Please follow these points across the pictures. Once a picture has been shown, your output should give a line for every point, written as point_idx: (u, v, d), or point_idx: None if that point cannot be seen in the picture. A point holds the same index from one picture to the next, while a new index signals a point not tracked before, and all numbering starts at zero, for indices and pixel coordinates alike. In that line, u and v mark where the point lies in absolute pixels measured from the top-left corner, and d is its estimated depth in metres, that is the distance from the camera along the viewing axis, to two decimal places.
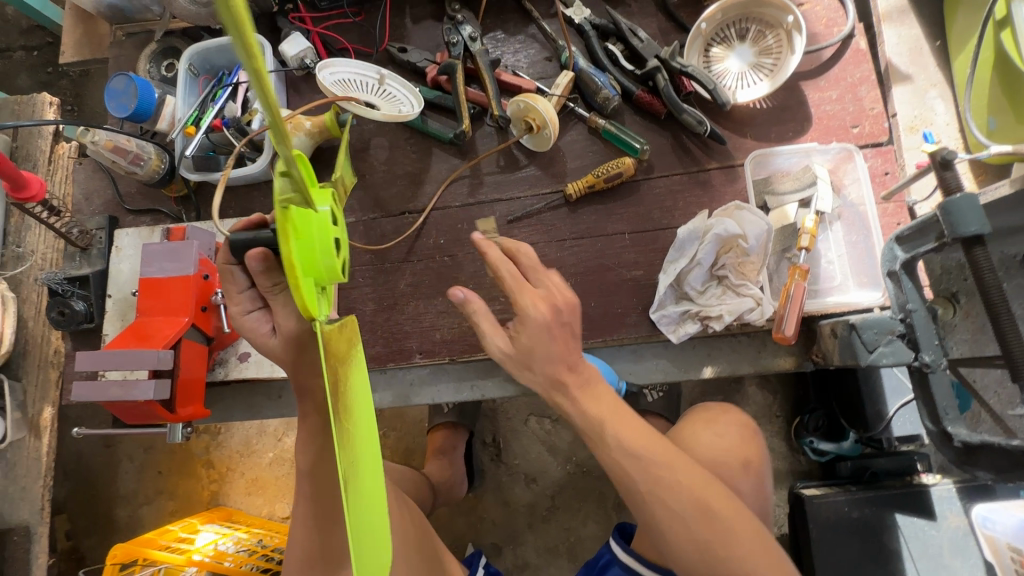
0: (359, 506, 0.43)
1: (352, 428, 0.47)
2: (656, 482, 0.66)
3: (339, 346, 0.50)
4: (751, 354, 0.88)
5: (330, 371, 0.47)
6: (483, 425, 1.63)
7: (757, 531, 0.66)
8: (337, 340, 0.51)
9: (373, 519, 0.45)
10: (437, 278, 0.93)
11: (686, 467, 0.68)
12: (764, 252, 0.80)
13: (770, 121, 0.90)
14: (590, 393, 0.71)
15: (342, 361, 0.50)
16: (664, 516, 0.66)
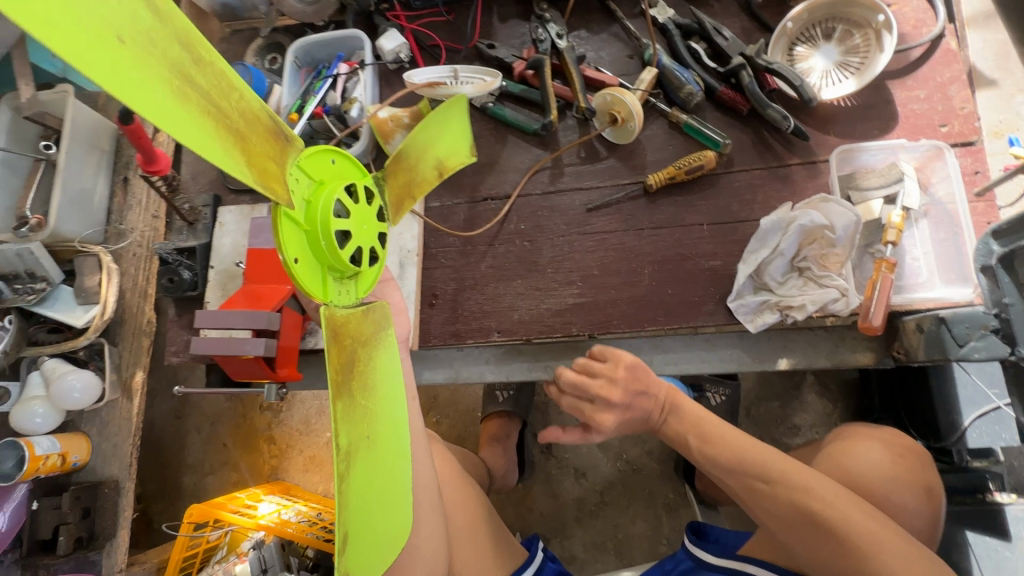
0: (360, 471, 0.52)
1: (366, 404, 0.55)
2: (764, 476, 0.74)
3: (358, 331, 0.58)
4: (828, 347, 0.89)
5: (341, 354, 0.55)
6: (534, 418, 1.66)
7: (886, 527, 0.68)
8: (358, 322, 0.58)
9: (377, 482, 0.53)
10: (517, 262, 0.98)
11: (793, 465, 0.74)
12: (851, 243, 0.80)
13: (856, 119, 0.91)
14: (687, 410, 0.84)
15: (363, 345, 0.58)
16: (767, 512, 0.74)
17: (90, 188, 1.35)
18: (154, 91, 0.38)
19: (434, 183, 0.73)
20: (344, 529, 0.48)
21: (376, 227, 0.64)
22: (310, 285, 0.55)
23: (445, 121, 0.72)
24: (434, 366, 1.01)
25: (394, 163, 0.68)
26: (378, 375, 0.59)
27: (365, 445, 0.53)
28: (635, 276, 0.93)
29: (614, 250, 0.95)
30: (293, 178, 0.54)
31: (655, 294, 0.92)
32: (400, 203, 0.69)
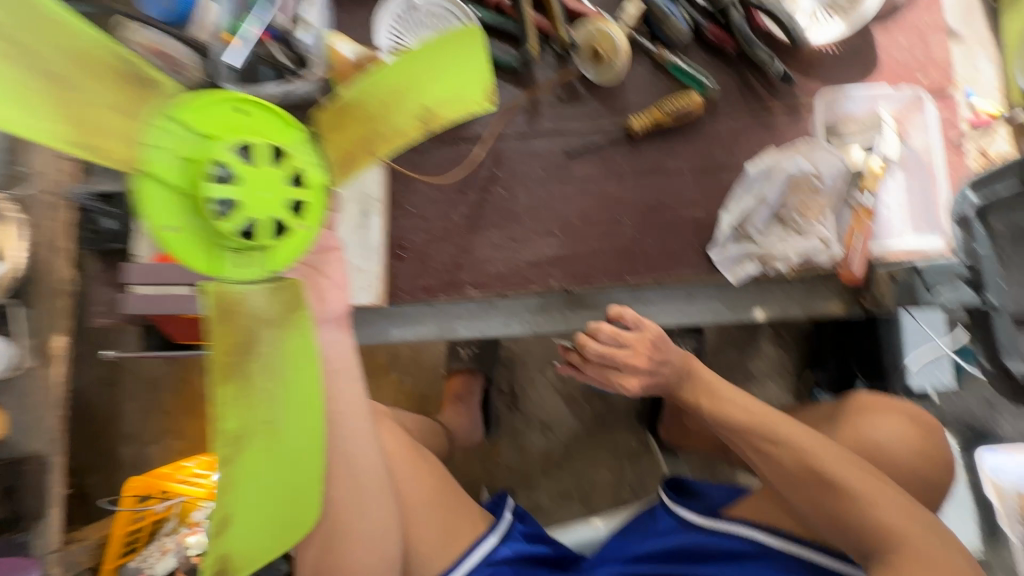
0: (269, 474, 0.51)
1: (267, 392, 0.51)
2: (775, 437, 0.80)
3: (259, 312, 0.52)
4: (803, 297, 0.89)
5: (237, 338, 0.51)
6: (500, 374, 1.64)
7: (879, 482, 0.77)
8: (261, 301, 0.53)
9: (275, 473, 0.52)
10: (493, 212, 0.91)
11: (802, 432, 0.80)
12: (835, 192, 0.81)
13: (840, 64, 0.89)
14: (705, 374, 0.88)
15: (272, 330, 0.53)
16: (774, 471, 0.80)
17: None
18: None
19: (412, 137, 0.55)
20: (224, 516, 0.49)
21: (292, 191, 0.52)
22: (189, 257, 0.49)
23: (437, 63, 0.55)
24: (403, 323, 0.95)
25: (338, 112, 0.56)
26: (289, 361, 0.53)
27: (260, 436, 0.51)
28: (617, 226, 0.89)
29: (595, 198, 0.90)
30: (161, 135, 0.48)
31: (636, 245, 0.88)
32: (352, 160, 0.57)
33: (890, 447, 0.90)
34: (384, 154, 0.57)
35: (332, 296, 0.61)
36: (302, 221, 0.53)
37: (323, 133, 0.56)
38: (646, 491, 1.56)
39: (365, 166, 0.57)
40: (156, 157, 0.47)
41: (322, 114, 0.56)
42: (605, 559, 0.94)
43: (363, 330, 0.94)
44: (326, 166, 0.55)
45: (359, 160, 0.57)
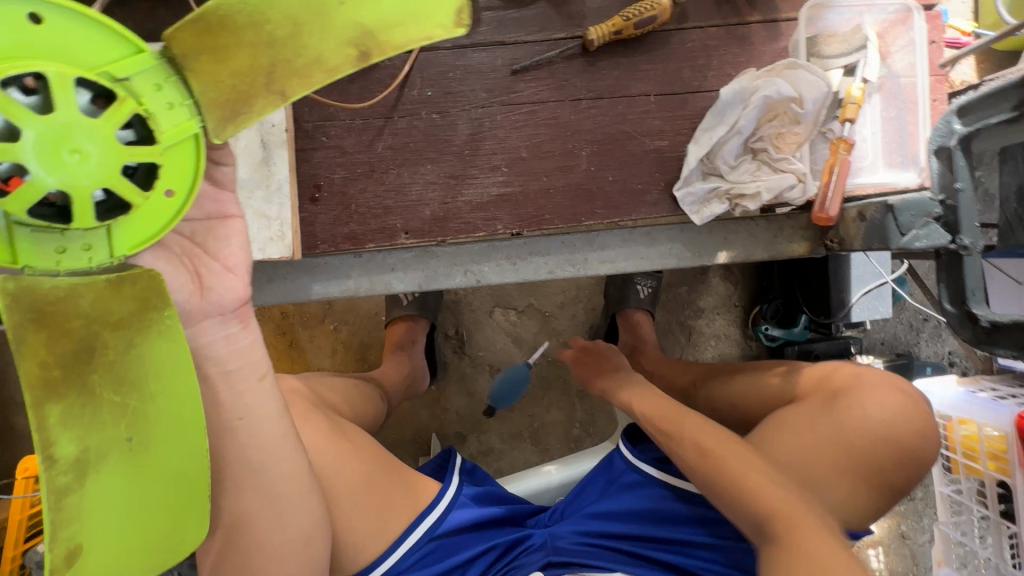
0: (99, 518, 0.40)
1: (125, 404, 0.41)
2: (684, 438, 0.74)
3: (93, 307, 0.39)
4: (767, 238, 0.83)
5: (66, 345, 0.39)
6: (445, 318, 1.55)
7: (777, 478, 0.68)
8: (99, 295, 0.40)
9: (137, 490, 0.42)
10: (427, 142, 0.76)
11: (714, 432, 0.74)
12: (815, 121, 0.70)
13: None
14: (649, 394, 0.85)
15: (107, 330, 0.40)
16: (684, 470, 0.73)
17: None
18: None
19: (345, 71, 0.42)
20: (71, 544, 0.39)
21: (126, 152, 0.38)
22: None
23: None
24: (326, 277, 0.81)
25: (211, 27, 0.40)
26: (153, 369, 0.42)
27: (117, 451, 0.41)
28: (572, 161, 0.77)
29: (546, 126, 0.77)
30: None
31: (593, 182, 0.77)
32: (243, 99, 0.42)
33: (883, 426, 0.80)
34: (293, 95, 0.42)
35: (220, 281, 0.51)
36: (150, 189, 0.41)
37: (190, 60, 0.40)
38: (596, 428, 1.57)
39: (263, 109, 0.42)
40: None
41: (181, 31, 0.39)
42: (561, 515, 0.90)
43: (279, 287, 0.80)
44: (193, 107, 0.41)
45: (255, 102, 0.42)
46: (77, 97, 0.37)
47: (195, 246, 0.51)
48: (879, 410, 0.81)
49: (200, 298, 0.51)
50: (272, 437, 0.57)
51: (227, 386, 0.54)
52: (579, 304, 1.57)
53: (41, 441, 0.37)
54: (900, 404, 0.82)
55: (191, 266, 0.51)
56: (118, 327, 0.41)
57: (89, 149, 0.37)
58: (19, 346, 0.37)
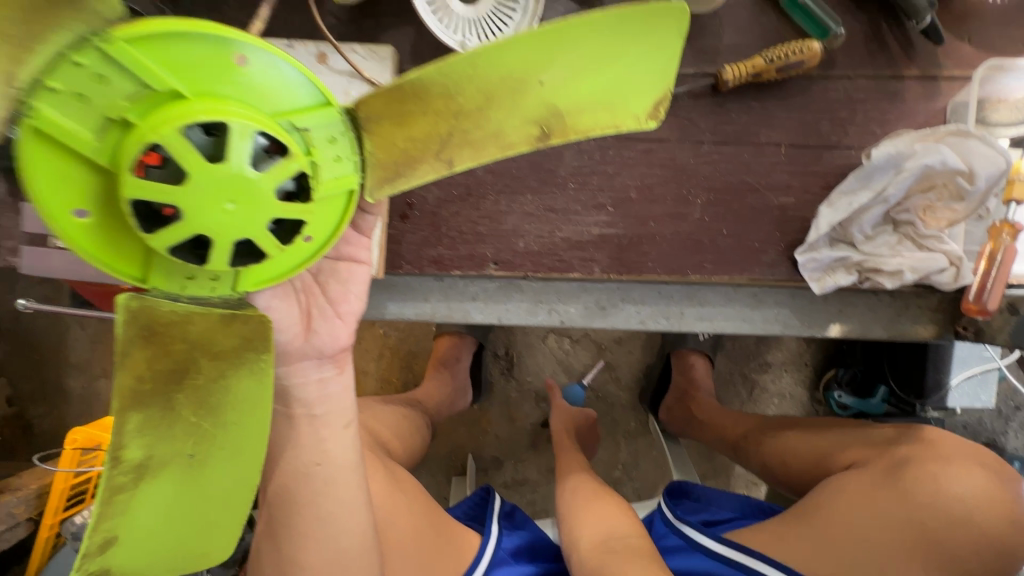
0: (146, 517, 0.42)
1: (203, 425, 0.43)
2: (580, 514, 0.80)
3: (189, 333, 0.41)
4: (888, 316, 0.74)
5: (165, 363, 0.41)
6: (496, 338, 1.50)
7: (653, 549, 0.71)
8: (209, 327, 0.41)
9: (185, 499, 0.44)
10: (529, 170, 0.71)
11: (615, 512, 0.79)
12: (981, 200, 0.61)
13: (1002, 23, 0.68)
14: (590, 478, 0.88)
15: (207, 355, 0.42)
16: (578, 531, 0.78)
17: None
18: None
19: (522, 147, 0.42)
20: (103, 542, 0.41)
21: (278, 208, 0.38)
22: (114, 251, 0.38)
23: (592, 58, 0.40)
24: (403, 298, 0.76)
25: (400, 95, 0.40)
26: (238, 403, 0.44)
27: (179, 464, 0.43)
28: (685, 207, 0.71)
29: (661, 168, 0.70)
30: (95, 80, 0.33)
31: (706, 234, 0.71)
32: (410, 162, 0.43)
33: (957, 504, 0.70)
34: (462, 163, 0.42)
35: (327, 325, 0.51)
36: (290, 241, 0.41)
37: (371, 122, 0.41)
38: (639, 473, 1.49)
39: (429, 171, 0.43)
40: (72, 117, 0.34)
41: (373, 98, 0.40)
42: None
43: None
44: (358, 162, 0.43)
45: (424, 164, 0.43)
46: (251, 145, 0.36)
47: (312, 284, 0.51)
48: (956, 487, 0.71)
49: (303, 339, 0.50)
50: (347, 490, 0.55)
51: (310, 429, 0.53)
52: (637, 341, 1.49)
53: (115, 442, 0.39)
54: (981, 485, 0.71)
55: (304, 304, 0.50)
56: (215, 357, 0.42)
57: (250, 204, 0.37)
58: (123, 360, 0.39)
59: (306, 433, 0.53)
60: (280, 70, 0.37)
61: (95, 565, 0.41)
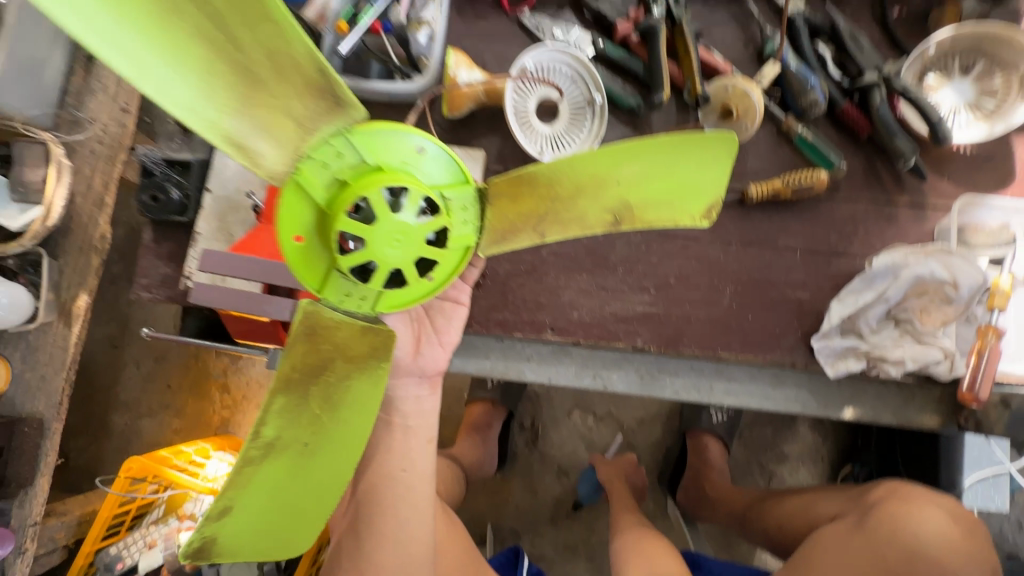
0: (260, 489, 0.51)
1: (322, 418, 0.54)
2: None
3: (333, 340, 0.53)
4: (896, 403, 0.84)
5: (310, 360, 0.52)
6: (523, 409, 1.57)
7: None
8: (350, 335, 0.53)
9: (290, 480, 0.53)
10: (585, 255, 0.85)
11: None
12: (967, 305, 0.74)
13: (974, 168, 0.84)
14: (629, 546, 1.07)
15: (344, 359, 0.54)
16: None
17: (42, 59, 1.13)
18: (153, 59, 0.39)
19: (598, 229, 0.55)
20: (226, 506, 0.50)
21: (426, 250, 0.51)
22: (304, 269, 0.51)
23: (663, 169, 0.52)
24: (468, 354, 0.88)
25: (517, 183, 0.53)
26: (353, 402, 0.55)
27: (297, 450, 0.53)
28: (715, 295, 0.84)
29: (695, 261, 0.84)
30: (334, 150, 0.48)
31: (733, 319, 0.83)
32: (513, 231, 0.56)
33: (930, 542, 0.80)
34: (551, 236, 0.56)
35: (431, 350, 0.63)
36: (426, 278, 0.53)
37: (493, 197, 0.54)
38: None
39: (526, 238, 0.56)
40: (314, 172, 0.49)
41: (500, 182, 0.53)
42: None
43: None
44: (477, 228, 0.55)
45: (523, 233, 0.56)
46: (421, 205, 0.49)
47: (424, 316, 0.64)
48: (929, 528, 0.81)
49: (413, 356, 0.62)
50: (420, 496, 0.64)
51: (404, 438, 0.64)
52: (658, 422, 1.55)
53: (260, 419, 0.50)
54: (947, 525, 0.82)
55: (416, 331, 0.63)
56: (348, 361, 0.54)
57: (409, 246, 0.49)
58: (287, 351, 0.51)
59: (397, 440, 0.64)
60: (453, 158, 0.51)
61: (211, 527, 0.49)
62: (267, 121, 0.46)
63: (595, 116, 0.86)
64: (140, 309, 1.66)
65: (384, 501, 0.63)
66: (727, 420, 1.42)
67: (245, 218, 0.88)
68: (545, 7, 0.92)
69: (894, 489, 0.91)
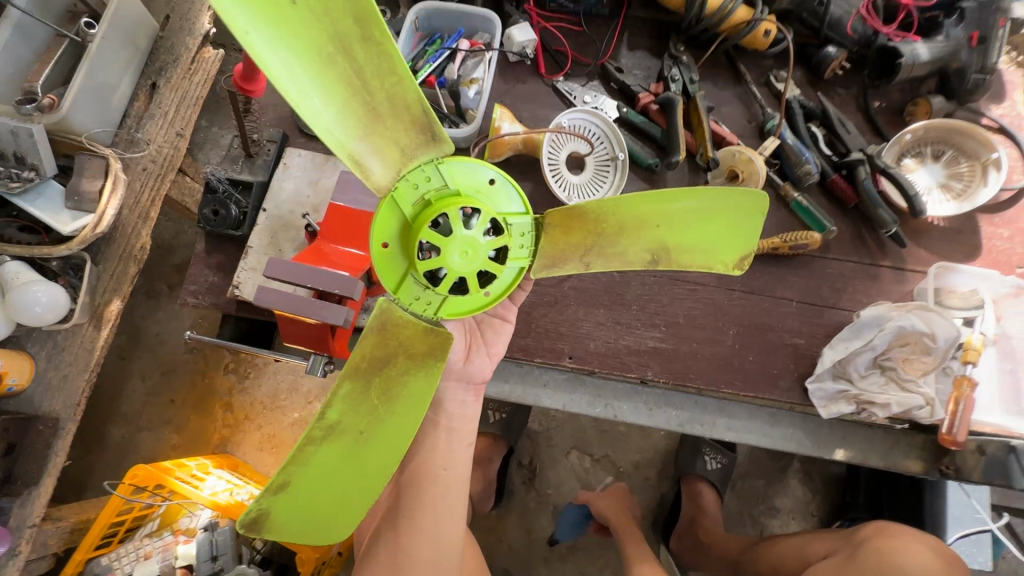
0: (317, 467, 0.58)
1: (380, 410, 0.61)
2: None
3: (398, 338, 0.62)
4: (882, 448, 0.91)
5: (376, 352, 0.61)
6: (522, 446, 1.60)
7: None
8: (413, 332, 0.62)
9: (344, 462, 0.59)
10: (603, 291, 0.94)
11: None
12: (943, 356, 0.83)
13: (946, 239, 0.96)
14: None
15: (406, 354, 0.62)
16: None
17: (114, 84, 1.24)
18: (313, 93, 0.51)
19: (637, 265, 0.64)
20: (285, 481, 0.56)
21: (487, 263, 0.60)
22: (384, 271, 0.60)
23: (695, 218, 0.62)
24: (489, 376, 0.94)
25: (571, 219, 0.63)
26: (408, 398, 0.62)
27: (353, 437, 0.60)
28: (719, 336, 0.92)
29: (702, 304, 0.93)
30: (423, 174, 0.58)
31: (736, 358, 0.91)
32: (562, 258, 0.65)
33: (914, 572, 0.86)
34: (595, 264, 0.65)
35: (479, 360, 0.77)
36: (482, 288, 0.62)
37: (547, 226, 0.63)
38: None
39: (573, 265, 0.65)
40: (405, 190, 0.58)
41: (556, 214, 0.62)
42: None
43: None
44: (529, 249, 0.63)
45: (572, 260, 0.65)
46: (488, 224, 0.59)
47: (473, 329, 0.77)
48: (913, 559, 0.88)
49: (463, 362, 0.75)
50: (457, 493, 0.75)
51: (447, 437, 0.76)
52: (654, 468, 1.59)
53: (328, 399, 0.58)
54: (931, 559, 0.88)
55: (469, 340, 0.76)
56: (409, 357, 0.62)
57: (475, 257, 0.59)
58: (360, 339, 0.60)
59: (442, 439, 0.75)
60: (516, 188, 0.60)
61: (269, 497, 0.55)
62: (383, 147, 0.57)
63: (617, 171, 0.98)
64: (153, 323, 1.69)
65: (427, 496, 0.73)
66: (720, 467, 1.46)
67: (295, 236, 0.95)
68: (577, 75, 1.06)
69: (881, 528, 0.97)
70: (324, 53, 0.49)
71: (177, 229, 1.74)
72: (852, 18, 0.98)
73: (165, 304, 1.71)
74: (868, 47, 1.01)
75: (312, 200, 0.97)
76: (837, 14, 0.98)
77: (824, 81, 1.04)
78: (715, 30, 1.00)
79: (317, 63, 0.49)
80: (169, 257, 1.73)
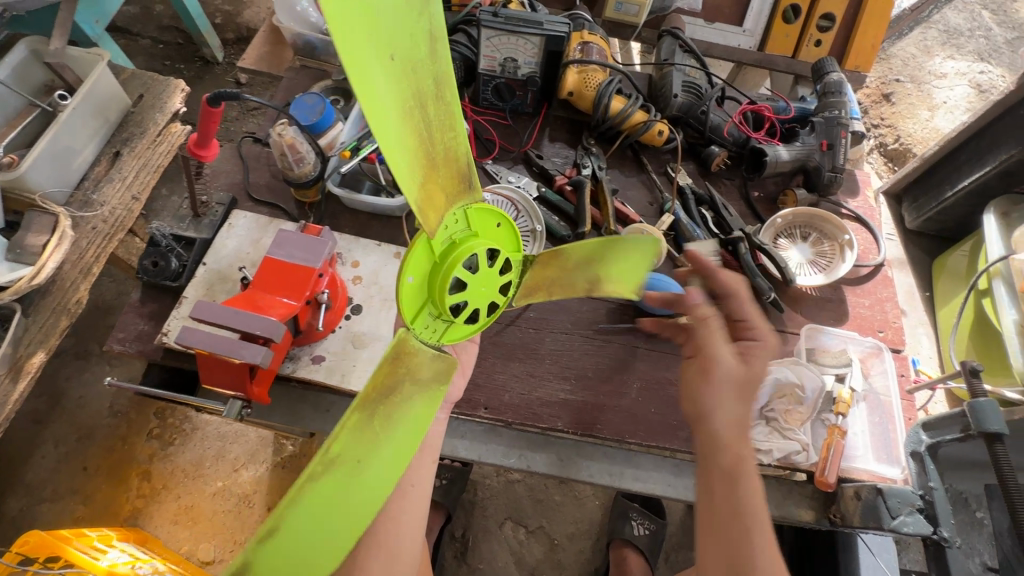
0: (317, 504, 0.54)
1: (380, 437, 0.62)
2: None
3: (406, 366, 0.66)
4: (777, 498, 0.96)
5: (382, 379, 0.63)
6: (457, 517, 1.56)
7: None
8: (422, 360, 0.68)
9: (344, 497, 0.56)
10: (519, 346, 1.01)
11: None
12: (813, 406, 0.94)
13: (819, 306, 1.10)
14: None
15: (410, 380, 0.67)
16: None
17: (77, 149, 1.30)
18: (391, 132, 0.56)
19: (578, 293, 0.79)
20: (275, 527, 0.50)
21: (492, 295, 0.72)
22: (410, 303, 0.65)
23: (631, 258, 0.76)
24: None
25: (551, 259, 0.77)
26: (408, 423, 0.65)
27: (353, 465, 0.58)
28: (624, 389, 1.00)
29: (609, 358, 1.02)
30: (454, 218, 0.66)
31: (639, 410, 0.98)
32: (530, 291, 0.78)
33: None
34: (555, 295, 0.80)
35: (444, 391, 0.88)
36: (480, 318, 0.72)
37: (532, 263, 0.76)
38: None
39: (538, 296, 0.79)
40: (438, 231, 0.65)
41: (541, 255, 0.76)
42: None
43: None
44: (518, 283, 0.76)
45: (541, 292, 0.79)
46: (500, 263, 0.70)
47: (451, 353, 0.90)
48: None
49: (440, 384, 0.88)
50: (419, 510, 0.81)
51: None
52: (588, 539, 1.57)
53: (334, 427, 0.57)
54: None
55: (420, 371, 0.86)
56: (411, 384, 0.67)
57: (484, 292, 0.70)
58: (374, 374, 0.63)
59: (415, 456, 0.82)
60: (515, 234, 0.73)
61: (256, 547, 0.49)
62: (428, 191, 0.62)
63: (535, 241, 1.10)
64: (77, 385, 1.64)
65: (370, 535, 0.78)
66: (649, 534, 1.47)
67: (229, 287, 1.00)
68: (504, 159, 1.22)
69: None
70: (406, 108, 0.57)
71: (120, 290, 1.76)
72: (729, 124, 1.21)
73: (93, 366, 1.67)
74: (744, 148, 1.22)
75: (251, 256, 1.04)
76: (716, 121, 1.20)
77: (712, 172, 1.23)
78: (618, 128, 1.19)
79: (399, 108, 0.56)
80: (107, 318, 1.72)
